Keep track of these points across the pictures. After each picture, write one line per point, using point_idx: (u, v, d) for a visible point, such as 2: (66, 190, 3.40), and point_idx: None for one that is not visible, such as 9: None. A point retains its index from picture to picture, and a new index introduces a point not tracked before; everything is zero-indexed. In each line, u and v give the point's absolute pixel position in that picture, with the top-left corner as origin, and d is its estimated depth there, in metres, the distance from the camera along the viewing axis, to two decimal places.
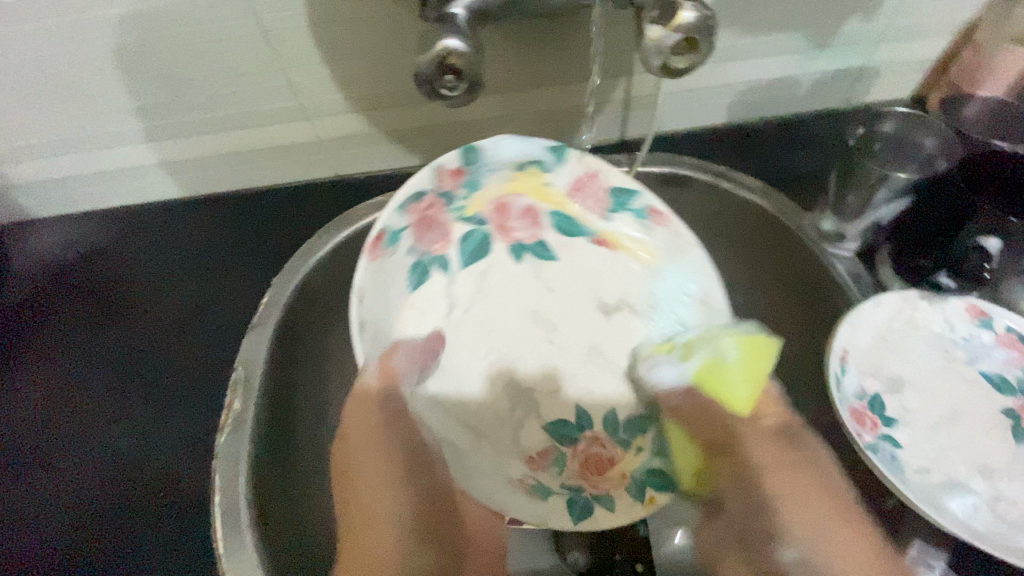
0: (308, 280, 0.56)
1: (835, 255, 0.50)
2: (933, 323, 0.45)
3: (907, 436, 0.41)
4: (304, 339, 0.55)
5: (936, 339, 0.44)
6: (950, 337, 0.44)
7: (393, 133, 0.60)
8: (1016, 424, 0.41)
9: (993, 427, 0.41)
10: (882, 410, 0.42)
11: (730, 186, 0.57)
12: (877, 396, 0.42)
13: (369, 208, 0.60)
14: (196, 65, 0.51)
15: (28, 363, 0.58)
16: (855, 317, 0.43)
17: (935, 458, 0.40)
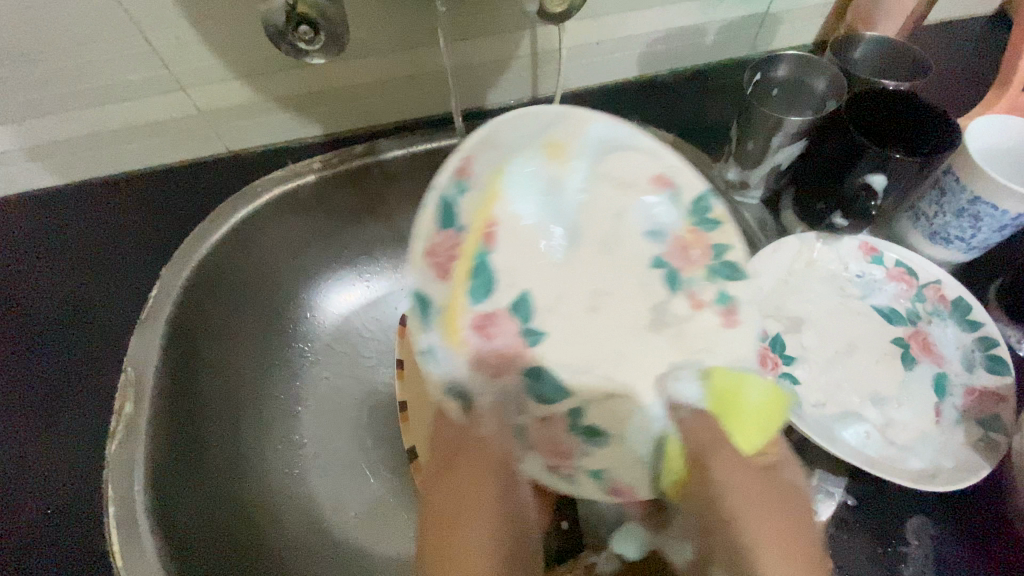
0: (202, 269, 0.52)
1: (743, 204, 0.52)
2: (829, 263, 0.46)
3: (806, 371, 0.42)
4: (206, 332, 0.52)
5: (833, 277, 0.46)
6: (846, 275, 0.46)
7: (284, 102, 0.55)
8: (904, 351, 0.43)
9: (882, 355, 0.44)
10: (782, 348, 0.43)
11: None
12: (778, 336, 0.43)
13: (267, 184, 0.56)
14: (32, 31, 0.44)
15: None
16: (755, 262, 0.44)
17: (829, 391, 0.42)
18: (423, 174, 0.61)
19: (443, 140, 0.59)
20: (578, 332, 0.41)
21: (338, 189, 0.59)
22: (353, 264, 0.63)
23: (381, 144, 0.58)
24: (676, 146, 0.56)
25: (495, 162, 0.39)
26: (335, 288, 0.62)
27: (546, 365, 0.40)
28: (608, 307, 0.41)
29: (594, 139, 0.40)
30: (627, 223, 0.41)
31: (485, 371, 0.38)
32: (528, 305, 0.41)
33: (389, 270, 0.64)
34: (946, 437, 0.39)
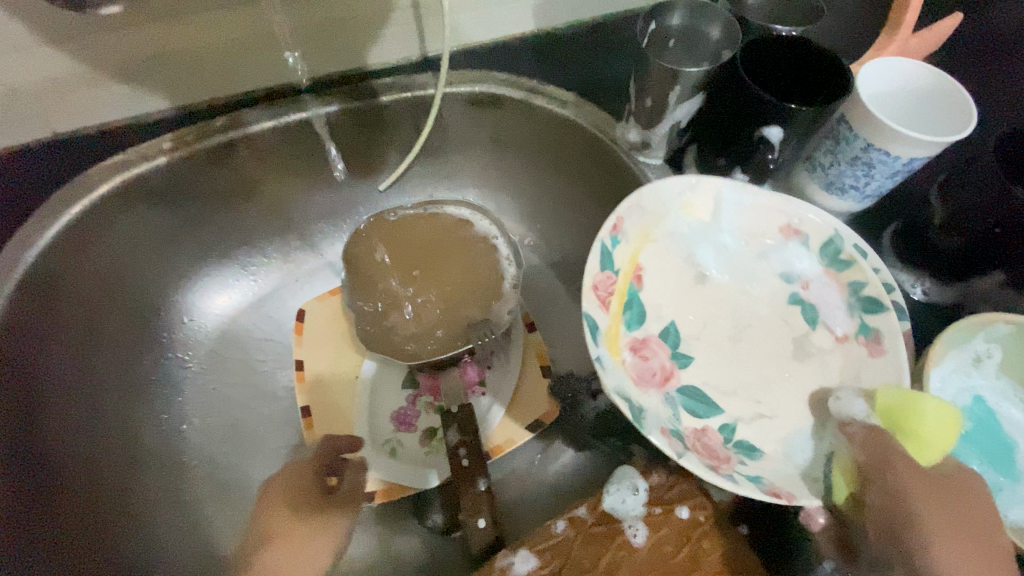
0: (30, 279, 0.44)
1: (648, 165, 0.49)
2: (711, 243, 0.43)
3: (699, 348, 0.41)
4: (49, 355, 0.45)
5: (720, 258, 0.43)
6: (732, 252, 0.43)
7: (117, 70, 0.46)
8: (806, 310, 0.41)
9: (781, 324, 0.41)
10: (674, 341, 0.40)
11: (544, 103, 0.53)
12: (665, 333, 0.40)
13: (105, 172, 0.48)
14: None
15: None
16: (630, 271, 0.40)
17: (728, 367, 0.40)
18: (301, 151, 0.54)
19: (321, 108, 0.52)
20: (720, 363, 0.40)
21: (202, 172, 0.51)
22: (236, 259, 0.57)
23: (247, 116, 0.51)
24: (578, 105, 0.53)
25: (643, 222, 0.40)
26: (212, 289, 0.57)
27: (699, 386, 0.39)
28: (753, 342, 0.41)
29: (729, 206, 0.42)
30: (768, 264, 0.42)
31: (651, 386, 0.37)
32: (676, 334, 0.41)
33: (279, 261, 0.59)
34: (868, 376, 0.36)
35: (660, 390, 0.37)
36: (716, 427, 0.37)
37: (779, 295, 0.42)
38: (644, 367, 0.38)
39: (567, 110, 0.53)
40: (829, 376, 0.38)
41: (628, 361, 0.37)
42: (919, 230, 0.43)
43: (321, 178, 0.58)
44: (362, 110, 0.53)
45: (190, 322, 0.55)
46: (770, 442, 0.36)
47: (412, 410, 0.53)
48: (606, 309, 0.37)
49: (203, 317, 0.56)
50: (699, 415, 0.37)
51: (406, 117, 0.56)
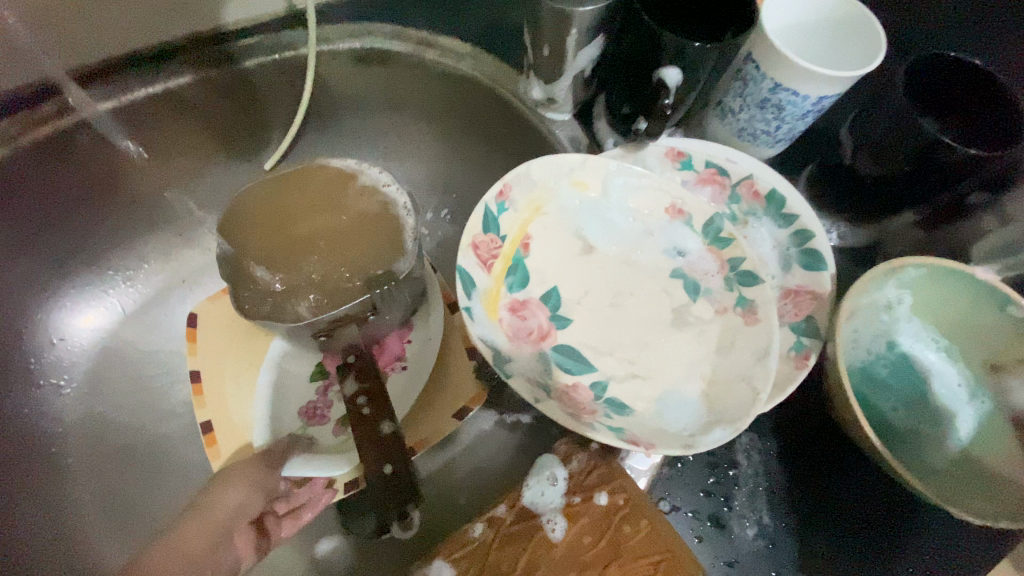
0: None
1: (555, 122, 0.45)
2: (599, 209, 0.39)
3: (579, 327, 0.38)
4: None
5: (613, 220, 0.40)
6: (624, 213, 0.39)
7: None
8: (687, 282, 0.38)
9: (661, 295, 0.38)
10: (555, 305, 0.38)
11: (435, 57, 0.48)
12: (549, 293, 0.38)
13: None
14: None
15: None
16: (516, 233, 0.38)
17: (613, 341, 0.38)
18: (159, 135, 0.47)
19: (170, 80, 0.44)
20: (601, 331, 0.38)
21: (36, 170, 0.43)
22: (106, 269, 0.50)
23: (79, 98, 0.43)
24: (474, 58, 0.48)
25: (533, 192, 0.38)
26: (79, 304, 0.50)
27: (577, 347, 0.37)
28: (633, 307, 0.39)
29: (616, 183, 0.39)
30: (653, 241, 0.39)
31: (525, 344, 0.36)
32: (556, 297, 0.38)
33: (160, 263, 0.53)
34: (741, 342, 0.35)
35: (532, 346, 0.36)
36: (587, 384, 0.36)
37: (662, 271, 0.39)
38: (519, 324, 0.37)
39: (460, 64, 0.47)
40: (704, 343, 0.36)
41: (504, 318, 0.37)
42: (839, 170, 0.42)
43: (192, 162, 0.50)
44: (223, 80, 0.46)
45: (59, 344, 0.49)
46: (641, 401, 0.35)
47: (322, 402, 0.50)
48: (486, 269, 0.37)
49: (73, 337, 0.49)
50: (571, 371, 0.36)
51: (281, 82, 0.48)
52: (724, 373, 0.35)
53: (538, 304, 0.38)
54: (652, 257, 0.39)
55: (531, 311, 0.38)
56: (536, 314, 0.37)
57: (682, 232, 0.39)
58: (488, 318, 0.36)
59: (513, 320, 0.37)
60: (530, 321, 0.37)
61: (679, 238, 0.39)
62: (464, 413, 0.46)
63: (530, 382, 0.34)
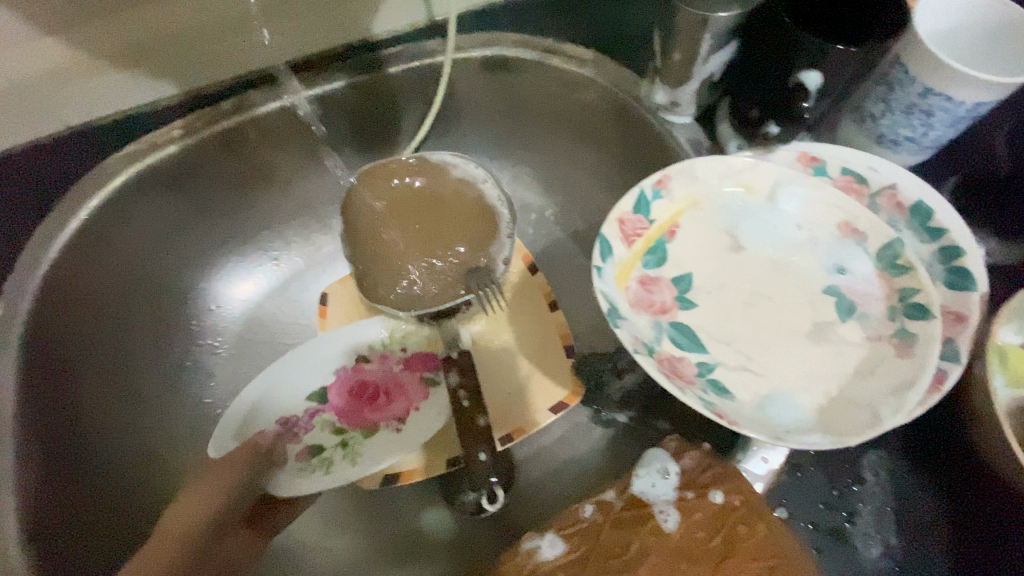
0: (57, 275, 0.45)
1: (676, 125, 0.46)
2: (751, 211, 0.40)
3: (701, 321, 0.37)
4: (78, 347, 0.45)
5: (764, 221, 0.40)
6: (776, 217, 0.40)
7: (118, 57, 0.45)
8: (842, 301, 0.37)
9: (805, 306, 0.38)
10: (684, 289, 0.38)
11: (560, 63, 0.50)
12: (681, 275, 0.38)
13: (120, 161, 0.47)
14: None
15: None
16: (662, 216, 0.39)
17: (737, 339, 0.37)
18: (310, 133, 0.53)
19: (327, 84, 0.50)
20: (724, 324, 0.37)
21: (212, 158, 0.50)
22: (258, 249, 0.57)
23: (252, 97, 0.50)
24: (597, 64, 0.49)
25: (692, 186, 0.40)
26: (233, 275, 0.56)
27: (695, 331, 0.37)
28: (767, 309, 0.38)
29: (787, 194, 0.40)
30: (812, 254, 0.39)
31: (644, 313, 0.37)
32: (687, 282, 0.38)
33: (299, 245, 0.59)
34: (883, 372, 0.34)
35: (651, 317, 0.37)
36: (694, 361, 0.35)
37: (814, 282, 0.38)
38: (642, 293, 0.37)
39: (584, 69, 0.49)
40: (840, 362, 0.35)
41: (631, 286, 0.37)
42: None
43: (334, 157, 0.56)
44: (369, 84, 0.51)
45: (215, 309, 0.55)
46: (748, 393, 0.34)
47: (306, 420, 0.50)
48: (628, 242, 0.38)
49: (226, 304, 0.56)
50: (683, 348, 0.36)
51: (416, 86, 0.53)
52: (850, 396, 0.34)
53: (668, 286, 0.38)
54: (798, 267, 0.39)
55: (654, 285, 0.38)
56: (661, 290, 0.38)
57: (850, 253, 0.38)
58: (618, 281, 0.37)
59: (637, 286, 0.37)
60: (654, 294, 0.37)
61: (841, 254, 0.38)
62: (560, 408, 0.49)
63: (637, 344, 0.34)
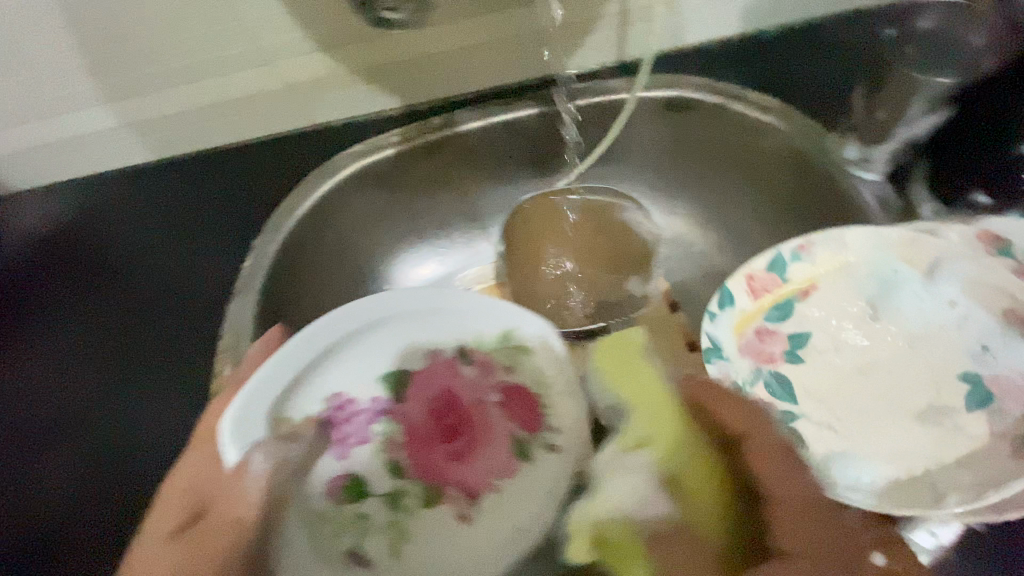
0: (289, 239, 0.55)
1: (862, 180, 0.47)
2: (882, 285, 0.44)
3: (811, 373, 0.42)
4: (291, 303, 0.54)
5: (885, 301, 0.44)
6: (902, 298, 0.43)
7: (365, 72, 0.56)
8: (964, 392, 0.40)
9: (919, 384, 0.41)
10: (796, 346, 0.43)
11: (743, 108, 0.52)
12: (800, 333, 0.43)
13: (347, 155, 0.57)
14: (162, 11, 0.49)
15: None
16: (795, 273, 0.44)
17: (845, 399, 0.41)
18: (497, 152, 0.60)
19: (520, 111, 0.57)
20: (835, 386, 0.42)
21: (417, 162, 0.59)
22: (428, 238, 0.63)
23: (459, 116, 0.58)
24: (782, 113, 0.51)
25: (838, 255, 0.44)
26: (403, 264, 0.62)
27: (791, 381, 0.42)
28: (879, 379, 0.42)
29: (946, 277, 0.42)
30: (935, 339, 0.42)
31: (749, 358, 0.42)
32: (802, 340, 0.44)
33: (463, 246, 0.63)
34: (978, 466, 0.36)
35: (754, 362, 0.42)
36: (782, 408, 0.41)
37: (936, 368, 0.41)
38: (752, 343, 0.43)
39: (769, 117, 0.51)
40: (935, 446, 0.38)
41: (745, 335, 0.43)
42: None
43: (510, 174, 0.61)
44: (553, 115, 0.57)
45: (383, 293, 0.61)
46: (824, 447, 0.39)
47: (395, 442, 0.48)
48: (754, 296, 0.43)
49: (394, 290, 0.61)
50: (776, 396, 0.41)
51: (601, 118, 0.57)
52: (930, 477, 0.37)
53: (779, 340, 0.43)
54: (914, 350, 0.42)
55: (763, 337, 0.43)
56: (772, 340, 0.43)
57: (974, 352, 0.41)
58: (735, 324, 0.42)
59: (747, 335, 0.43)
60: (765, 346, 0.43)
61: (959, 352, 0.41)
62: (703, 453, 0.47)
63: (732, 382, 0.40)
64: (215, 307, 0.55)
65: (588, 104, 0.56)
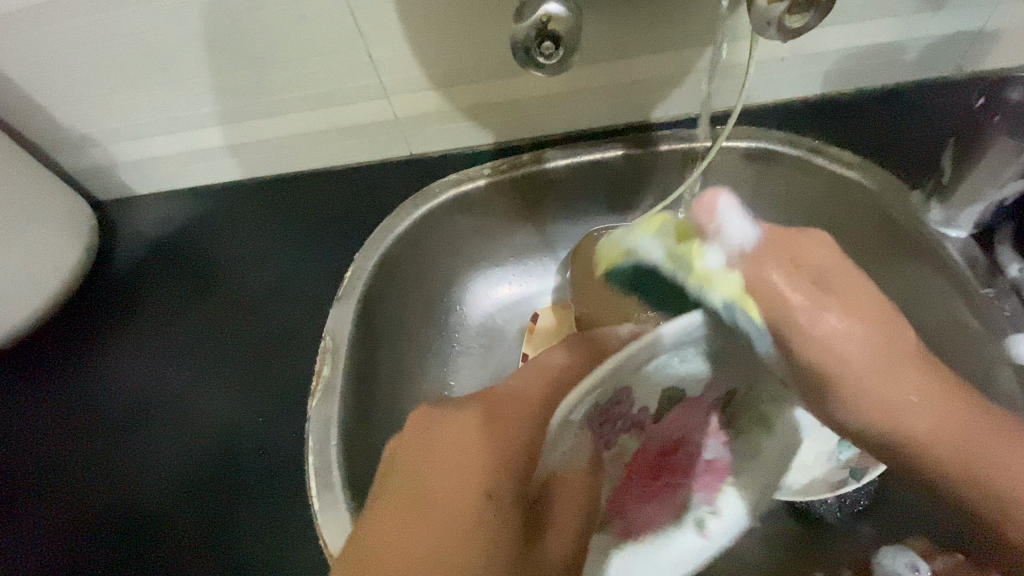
0: (385, 259, 0.59)
1: (947, 237, 0.49)
2: None
3: None
4: (383, 315, 0.58)
5: None
6: None
7: (468, 110, 0.60)
8: None
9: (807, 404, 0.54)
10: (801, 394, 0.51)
11: (825, 162, 0.55)
12: None
13: (445, 185, 0.61)
14: (296, 50, 0.54)
15: (124, 329, 0.64)
16: None
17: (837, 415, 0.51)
18: (582, 186, 0.63)
19: (608, 151, 0.61)
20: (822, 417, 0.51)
21: (505, 193, 0.63)
22: (505, 259, 0.66)
23: (548, 153, 0.62)
24: (865, 168, 0.53)
25: None
26: (478, 282, 0.66)
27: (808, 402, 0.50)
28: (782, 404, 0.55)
29: None
30: None
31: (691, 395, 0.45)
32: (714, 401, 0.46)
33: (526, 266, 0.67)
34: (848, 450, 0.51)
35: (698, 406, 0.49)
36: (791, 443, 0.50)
37: None
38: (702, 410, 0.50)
39: (850, 171, 0.54)
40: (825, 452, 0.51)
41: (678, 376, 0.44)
42: None
43: (590, 206, 0.65)
44: (640, 155, 0.60)
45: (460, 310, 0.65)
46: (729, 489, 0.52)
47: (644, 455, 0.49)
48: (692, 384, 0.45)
49: (465, 308, 0.65)
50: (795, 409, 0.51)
51: (680, 163, 0.61)
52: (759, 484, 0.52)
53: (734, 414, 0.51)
54: None
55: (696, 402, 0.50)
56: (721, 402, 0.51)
57: None
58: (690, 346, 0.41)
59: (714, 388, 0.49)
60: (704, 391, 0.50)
61: None
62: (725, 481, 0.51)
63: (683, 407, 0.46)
64: (316, 316, 0.61)
65: (671, 150, 0.59)
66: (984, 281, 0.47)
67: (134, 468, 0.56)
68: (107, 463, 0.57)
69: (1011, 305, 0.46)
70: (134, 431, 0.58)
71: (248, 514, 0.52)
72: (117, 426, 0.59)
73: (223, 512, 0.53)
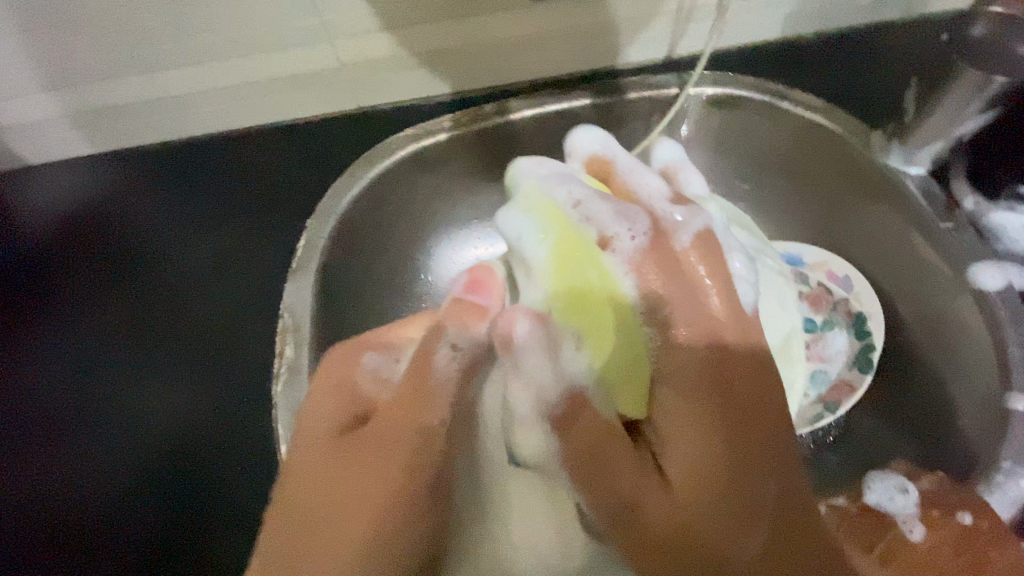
0: (343, 224, 0.53)
1: (907, 175, 0.50)
2: None
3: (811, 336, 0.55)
4: (344, 288, 0.53)
5: None
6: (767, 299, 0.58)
7: (424, 56, 0.55)
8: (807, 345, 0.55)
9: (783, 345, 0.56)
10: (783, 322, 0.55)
11: (791, 107, 0.55)
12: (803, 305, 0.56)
13: (401, 140, 0.56)
14: None
15: (34, 321, 0.55)
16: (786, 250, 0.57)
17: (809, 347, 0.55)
18: (549, 139, 0.60)
19: (576, 99, 0.58)
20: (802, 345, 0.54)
21: (468, 147, 0.58)
22: (470, 222, 0.62)
23: (513, 103, 0.58)
24: (828, 111, 0.54)
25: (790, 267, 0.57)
26: (444, 246, 0.61)
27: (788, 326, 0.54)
28: None
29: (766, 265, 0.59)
30: None
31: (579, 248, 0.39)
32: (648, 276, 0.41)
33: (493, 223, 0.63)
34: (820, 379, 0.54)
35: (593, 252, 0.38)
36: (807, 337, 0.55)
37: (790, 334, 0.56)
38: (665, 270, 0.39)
39: (816, 115, 0.54)
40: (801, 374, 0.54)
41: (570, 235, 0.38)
42: None
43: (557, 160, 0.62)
44: (607, 103, 0.58)
45: (428, 278, 0.60)
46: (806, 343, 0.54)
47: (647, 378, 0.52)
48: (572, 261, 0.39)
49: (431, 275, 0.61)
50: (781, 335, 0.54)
51: (645, 111, 0.59)
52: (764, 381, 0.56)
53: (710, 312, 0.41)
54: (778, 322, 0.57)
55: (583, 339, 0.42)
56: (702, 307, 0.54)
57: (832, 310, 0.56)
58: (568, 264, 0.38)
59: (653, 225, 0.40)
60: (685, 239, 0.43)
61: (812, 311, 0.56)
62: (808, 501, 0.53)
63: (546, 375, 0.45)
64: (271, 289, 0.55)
65: (639, 98, 0.57)
66: (943, 216, 0.49)
67: (66, 480, 0.50)
68: (29, 479, 0.50)
69: (969, 237, 0.48)
70: (62, 438, 0.51)
71: (218, 517, 0.48)
72: (39, 435, 0.51)
73: (187, 516, 0.48)
